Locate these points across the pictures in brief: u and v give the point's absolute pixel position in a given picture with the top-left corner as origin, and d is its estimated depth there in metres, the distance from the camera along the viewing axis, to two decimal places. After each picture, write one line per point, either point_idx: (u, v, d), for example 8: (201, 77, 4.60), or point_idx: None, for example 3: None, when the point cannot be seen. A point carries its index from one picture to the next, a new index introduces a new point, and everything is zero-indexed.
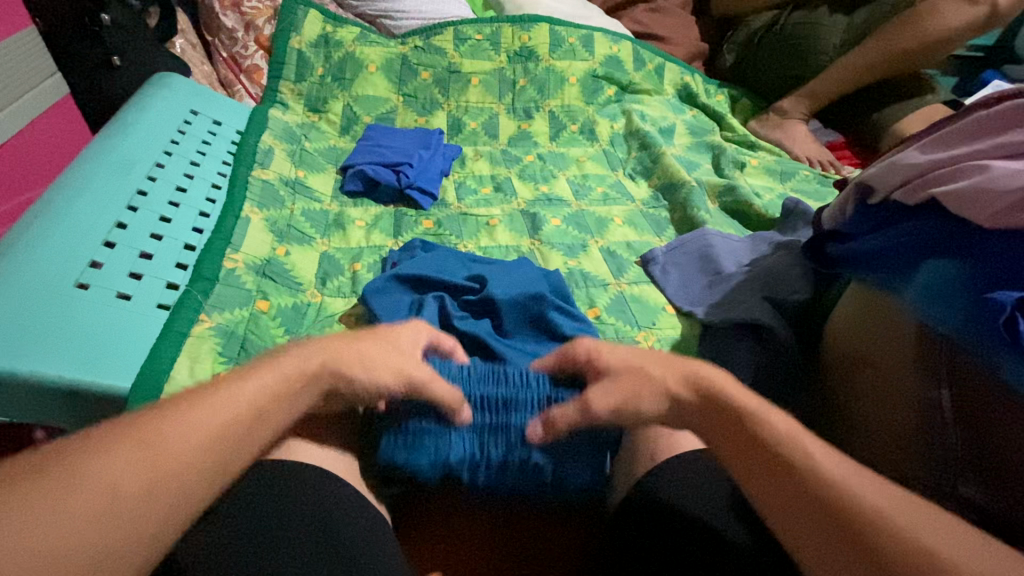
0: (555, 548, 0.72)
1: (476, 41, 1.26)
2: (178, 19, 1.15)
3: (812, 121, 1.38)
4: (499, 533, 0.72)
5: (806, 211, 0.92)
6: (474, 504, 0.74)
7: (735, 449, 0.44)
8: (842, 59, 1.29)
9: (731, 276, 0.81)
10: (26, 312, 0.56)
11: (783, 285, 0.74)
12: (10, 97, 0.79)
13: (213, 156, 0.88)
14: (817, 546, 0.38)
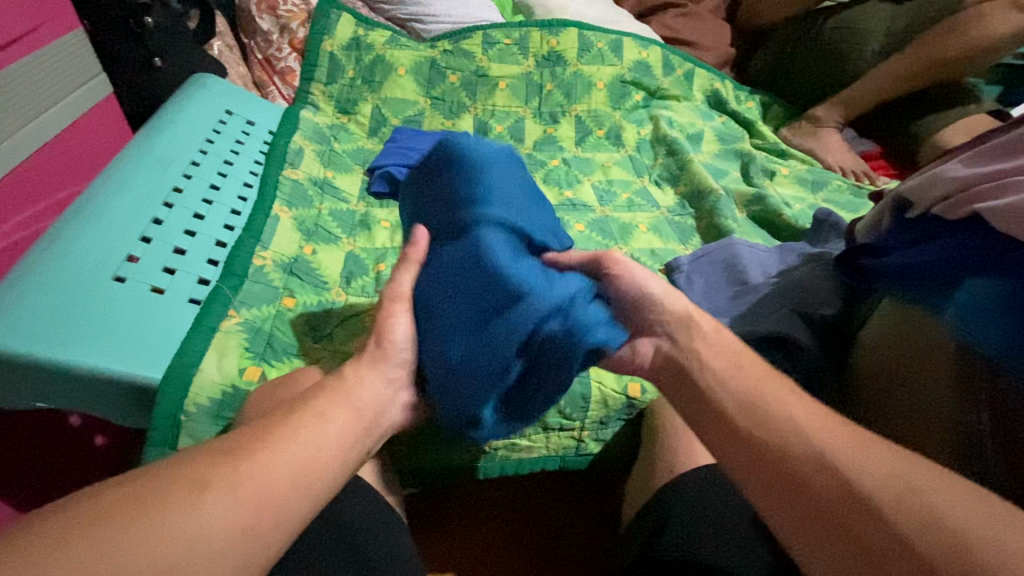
0: (570, 558, 0.72)
1: (504, 45, 1.26)
2: (217, 22, 1.19)
3: (848, 129, 1.34)
4: (514, 540, 0.72)
5: (838, 222, 0.89)
6: (489, 510, 0.75)
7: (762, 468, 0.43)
8: (880, 66, 1.26)
9: (760, 287, 0.80)
10: (67, 303, 0.59)
11: (814, 298, 0.72)
12: (55, 97, 0.82)
13: (246, 156, 0.90)
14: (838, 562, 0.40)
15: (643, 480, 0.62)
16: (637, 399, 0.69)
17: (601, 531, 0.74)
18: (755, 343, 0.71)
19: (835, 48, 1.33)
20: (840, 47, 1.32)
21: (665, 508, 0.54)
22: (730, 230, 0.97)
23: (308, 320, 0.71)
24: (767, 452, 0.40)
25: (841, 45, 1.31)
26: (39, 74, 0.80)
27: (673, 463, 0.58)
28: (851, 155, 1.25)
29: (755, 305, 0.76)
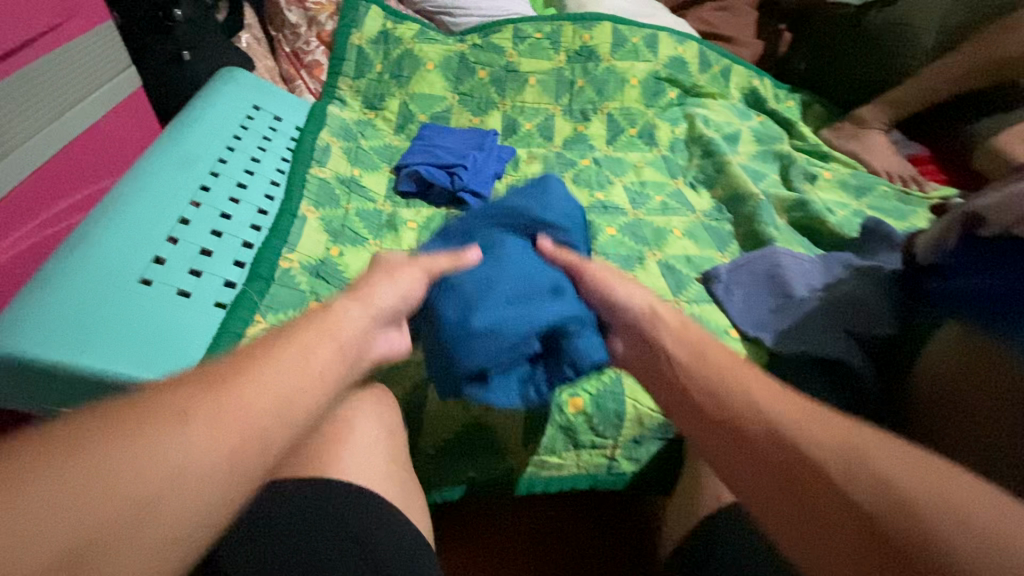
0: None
1: (536, 39, 1.22)
2: (245, 14, 1.17)
3: (894, 132, 1.27)
4: (541, 559, 0.70)
5: (889, 232, 0.85)
6: (515, 525, 0.73)
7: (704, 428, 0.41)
8: (931, 66, 1.18)
9: (804, 301, 0.75)
10: (94, 305, 0.57)
11: (864, 318, 0.67)
12: (85, 91, 0.81)
13: (273, 152, 0.88)
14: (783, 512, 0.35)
15: (684, 505, 0.59)
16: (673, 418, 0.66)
17: (633, 547, 0.72)
18: (802, 363, 0.68)
19: (882, 43, 1.23)
20: (889, 44, 1.22)
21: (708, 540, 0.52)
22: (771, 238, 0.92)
23: None
24: (749, 434, 0.38)
25: (889, 40, 1.22)
26: (69, 68, 0.79)
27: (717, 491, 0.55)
28: (899, 158, 1.18)
29: (799, 322, 0.72)
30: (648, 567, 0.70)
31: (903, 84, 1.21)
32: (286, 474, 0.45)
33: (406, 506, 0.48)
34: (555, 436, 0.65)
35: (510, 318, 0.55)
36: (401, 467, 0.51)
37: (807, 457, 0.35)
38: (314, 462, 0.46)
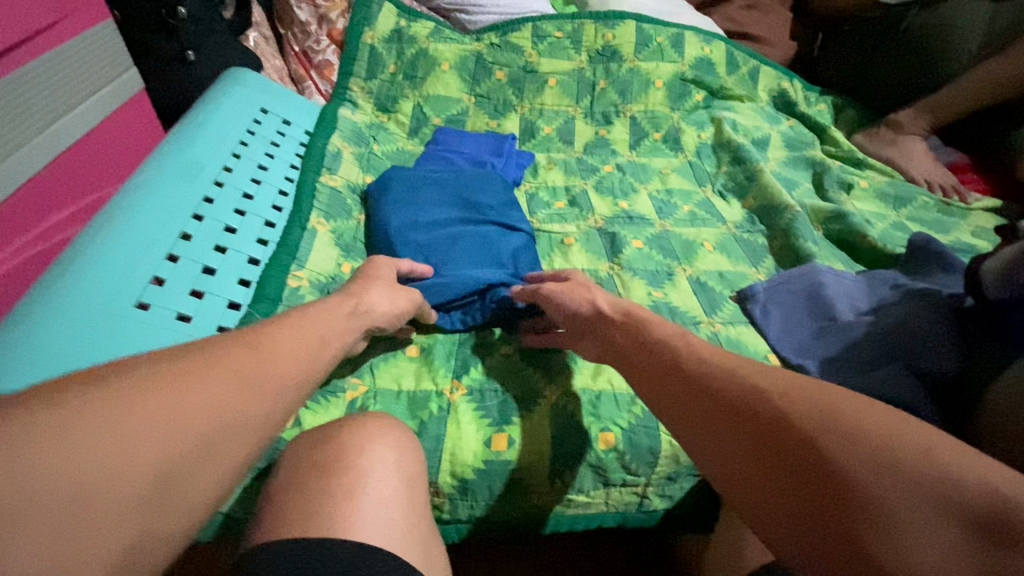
0: None
1: (556, 39, 1.16)
2: (253, 11, 1.12)
3: (933, 138, 1.20)
4: None
5: (940, 251, 0.79)
6: (534, 561, 0.68)
7: (690, 415, 0.42)
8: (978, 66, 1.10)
9: (851, 327, 0.69)
10: (86, 332, 0.52)
11: (922, 351, 0.61)
12: (83, 94, 0.77)
13: (282, 159, 0.83)
14: (758, 487, 0.35)
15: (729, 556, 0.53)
16: None
17: None
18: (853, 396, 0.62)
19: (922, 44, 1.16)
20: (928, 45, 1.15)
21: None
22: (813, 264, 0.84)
23: None
24: (737, 407, 0.39)
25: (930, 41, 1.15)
26: (65, 68, 0.74)
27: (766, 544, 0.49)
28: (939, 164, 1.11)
29: (851, 353, 0.66)
30: None
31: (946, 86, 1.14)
32: (290, 532, 0.40)
33: (425, 563, 0.43)
34: (584, 475, 0.60)
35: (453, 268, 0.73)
36: (418, 517, 0.46)
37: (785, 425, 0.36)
38: (321, 518, 0.41)
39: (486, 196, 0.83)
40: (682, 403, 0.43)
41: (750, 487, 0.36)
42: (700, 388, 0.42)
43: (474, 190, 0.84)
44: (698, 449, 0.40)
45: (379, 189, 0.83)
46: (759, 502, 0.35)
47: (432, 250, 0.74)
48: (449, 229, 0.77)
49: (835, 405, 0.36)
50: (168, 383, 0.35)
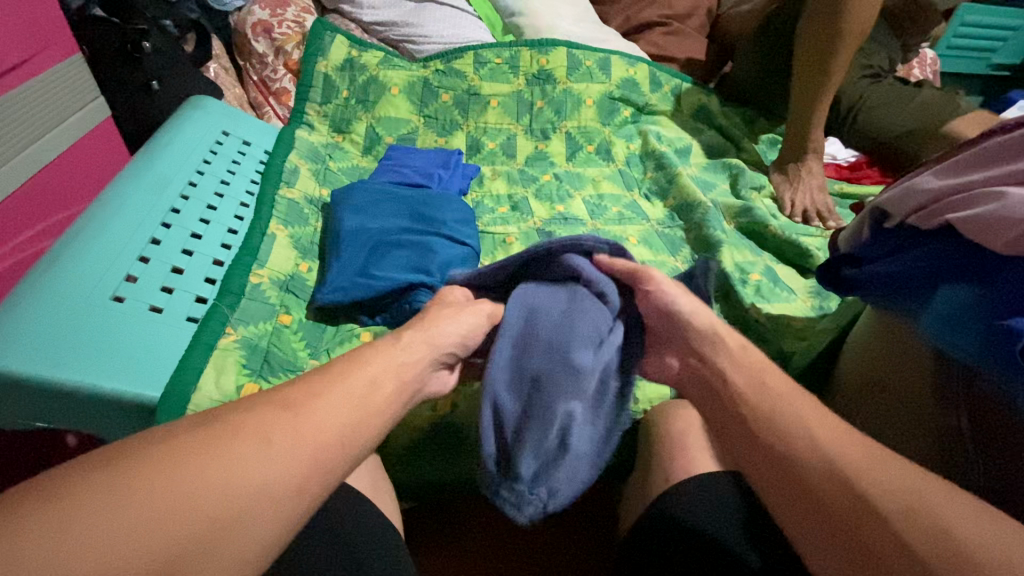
0: (564, 552, 0.76)
1: (495, 64, 1.28)
2: (213, 45, 1.21)
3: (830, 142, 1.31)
4: (510, 535, 0.77)
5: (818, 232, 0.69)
6: (483, 507, 0.79)
7: (735, 412, 0.42)
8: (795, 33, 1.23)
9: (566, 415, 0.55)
10: (69, 324, 0.60)
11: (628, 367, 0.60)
12: (56, 120, 0.84)
13: (243, 175, 0.91)
14: (797, 514, 0.36)
15: (640, 488, 0.62)
16: (632, 410, 0.70)
17: (595, 535, 0.77)
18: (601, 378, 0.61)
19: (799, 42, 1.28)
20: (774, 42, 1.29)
21: (668, 515, 0.54)
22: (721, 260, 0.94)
23: (305, 336, 0.73)
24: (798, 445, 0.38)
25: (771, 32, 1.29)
26: (38, 99, 0.81)
27: (667, 473, 0.59)
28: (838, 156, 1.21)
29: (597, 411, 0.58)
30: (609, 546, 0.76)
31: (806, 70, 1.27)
32: None
33: (372, 492, 0.55)
34: None
35: (387, 274, 0.77)
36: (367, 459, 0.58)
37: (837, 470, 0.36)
38: None
39: (441, 207, 0.89)
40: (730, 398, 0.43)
41: (794, 509, 0.36)
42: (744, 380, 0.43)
43: (432, 201, 0.90)
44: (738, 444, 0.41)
45: (338, 198, 0.89)
46: (802, 530, 0.36)
47: (377, 256, 0.80)
48: (397, 238, 0.82)
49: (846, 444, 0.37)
50: (274, 403, 0.39)
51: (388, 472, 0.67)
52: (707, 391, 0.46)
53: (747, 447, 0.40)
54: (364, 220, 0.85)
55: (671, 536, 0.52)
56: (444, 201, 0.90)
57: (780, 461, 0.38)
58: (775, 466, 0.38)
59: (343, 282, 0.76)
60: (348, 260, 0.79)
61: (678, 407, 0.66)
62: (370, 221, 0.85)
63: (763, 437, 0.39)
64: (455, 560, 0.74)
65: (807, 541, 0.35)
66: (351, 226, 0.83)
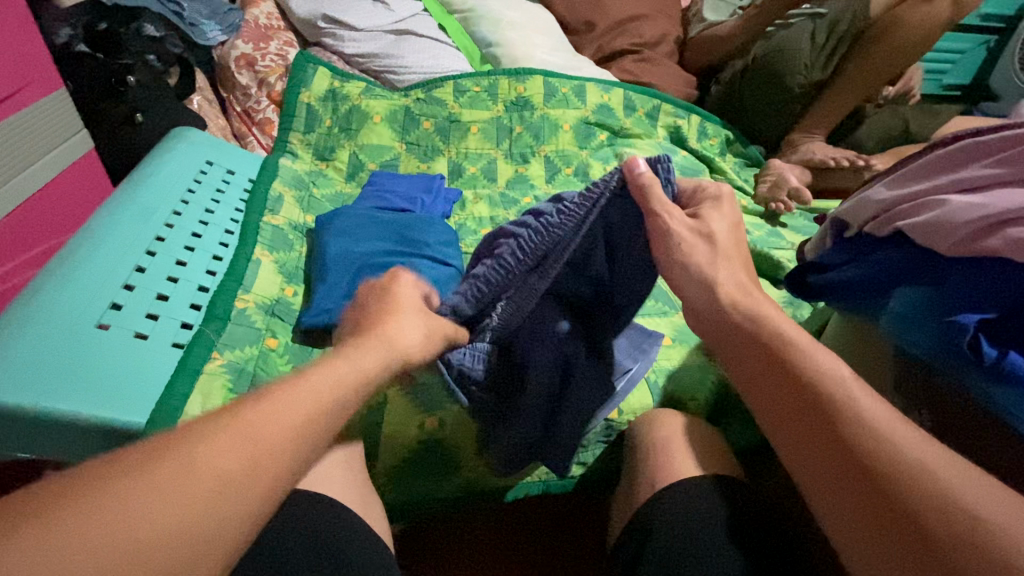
0: (554, 559, 0.76)
1: (474, 92, 1.32)
2: (197, 78, 1.24)
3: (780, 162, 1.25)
4: (500, 545, 0.77)
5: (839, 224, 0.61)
6: (473, 519, 0.79)
7: (759, 385, 0.44)
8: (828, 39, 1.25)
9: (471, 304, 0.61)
10: (54, 351, 0.60)
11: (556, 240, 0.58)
12: (41, 151, 0.85)
13: (227, 204, 0.93)
14: (819, 481, 0.38)
15: (628, 496, 0.63)
16: (615, 422, 0.70)
17: (587, 548, 0.77)
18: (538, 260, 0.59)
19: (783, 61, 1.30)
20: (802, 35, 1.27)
21: (661, 520, 0.55)
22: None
23: (291, 359, 0.74)
24: (837, 419, 0.39)
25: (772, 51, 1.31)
26: (24, 129, 0.82)
27: (654, 478, 0.60)
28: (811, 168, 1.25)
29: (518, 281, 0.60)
30: (597, 553, 0.77)
31: (851, 62, 1.26)
32: None
33: (362, 508, 0.55)
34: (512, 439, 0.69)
35: None
36: (354, 475, 0.57)
37: (867, 434, 0.37)
38: None
39: (428, 230, 0.90)
40: (761, 372, 0.44)
41: (817, 480, 0.38)
42: (777, 348, 0.44)
43: (419, 224, 0.91)
44: (761, 409, 0.43)
45: (323, 224, 0.91)
46: (823, 495, 0.38)
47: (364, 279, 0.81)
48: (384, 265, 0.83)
49: (876, 405, 0.39)
50: None
51: (378, 486, 0.67)
52: (742, 343, 0.46)
53: (775, 419, 0.42)
54: (349, 246, 0.86)
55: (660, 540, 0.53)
56: (428, 227, 0.91)
57: (831, 439, 0.38)
58: (812, 439, 0.39)
59: (328, 303, 0.77)
60: (339, 282, 0.81)
61: (661, 416, 0.67)
62: (356, 245, 0.86)
63: (805, 397, 0.41)
64: (448, 570, 0.74)
65: (828, 509, 0.38)
66: (336, 251, 0.85)
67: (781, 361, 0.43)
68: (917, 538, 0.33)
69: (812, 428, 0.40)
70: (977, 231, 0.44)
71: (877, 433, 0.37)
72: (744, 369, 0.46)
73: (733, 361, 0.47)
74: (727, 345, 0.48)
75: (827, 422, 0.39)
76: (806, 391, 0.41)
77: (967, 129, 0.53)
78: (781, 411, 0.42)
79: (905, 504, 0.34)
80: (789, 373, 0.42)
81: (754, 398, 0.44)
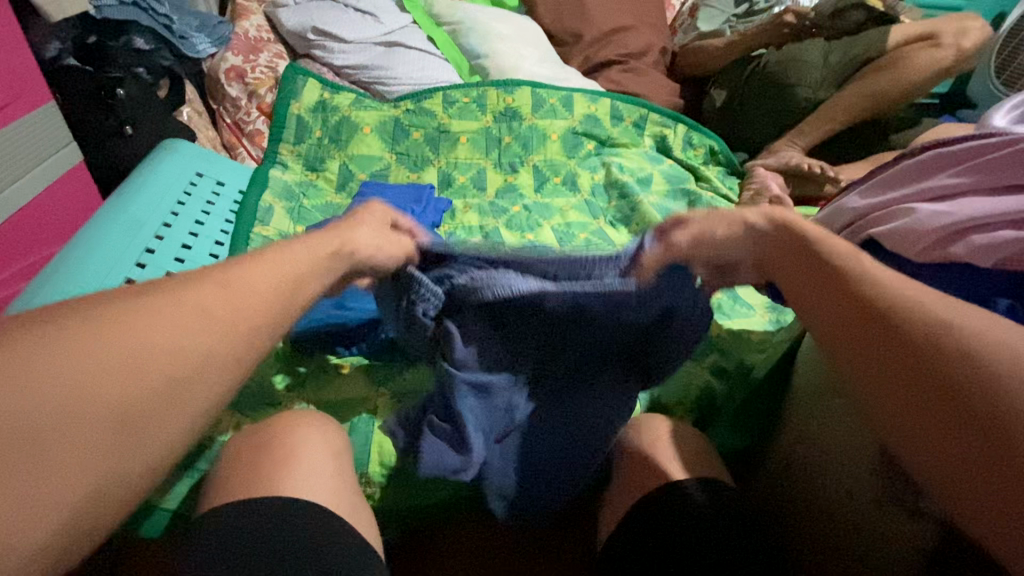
0: (543, 564, 0.77)
1: (463, 103, 1.33)
2: (187, 90, 1.25)
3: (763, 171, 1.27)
4: (489, 550, 0.78)
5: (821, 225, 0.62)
6: (462, 526, 0.79)
7: (818, 301, 0.44)
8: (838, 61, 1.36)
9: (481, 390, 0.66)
10: None
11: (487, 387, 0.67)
12: (30, 163, 0.86)
13: (217, 215, 0.93)
14: (883, 385, 0.38)
15: (616, 499, 0.64)
16: None
17: (576, 552, 0.78)
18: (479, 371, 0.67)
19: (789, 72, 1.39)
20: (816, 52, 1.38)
21: (649, 522, 0.56)
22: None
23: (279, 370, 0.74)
24: (898, 324, 0.39)
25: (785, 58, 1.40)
26: (14, 141, 0.83)
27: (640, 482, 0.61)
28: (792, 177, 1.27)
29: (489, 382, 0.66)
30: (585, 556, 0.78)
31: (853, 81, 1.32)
32: (247, 493, 0.52)
33: (350, 513, 0.56)
34: None
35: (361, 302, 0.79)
36: (341, 480, 0.58)
37: (930, 334, 0.37)
38: (268, 481, 0.53)
39: None
40: (818, 289, 0.45)
41: (880, 383, 0.39)
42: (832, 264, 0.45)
43: None
44: (819, 322, 0.44)
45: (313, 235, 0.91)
46: (886, 397, 0.38)
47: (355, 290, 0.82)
48: None
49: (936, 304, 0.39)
50: None
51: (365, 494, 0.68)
52: (804, 265, 0.47)
53: (836, 329, 0.42)
54: None
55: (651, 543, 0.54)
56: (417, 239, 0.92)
57: (894, 340, 0.38)
58: (872, 344, 0.39)
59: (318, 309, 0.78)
60: None
61: (648, 422, 0.69)
62: None
63: (863, 305, 0.41)
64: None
65: (891, 410, 0.38)
66: None
67: (838, 276, 0.44)
68: (989, 427, 0.33)
69: (873, 332, 0.40)
70: (941, 238, 0.47)
71: (942, 329, 0.37)
72: (800, 293, 0.47)
73: (799, 292, 0.47)
74: (785, 272, 0.49)
75: (889, 325, 0.39)
76: (865, 300, 0.41)
77: (937, 139, 0.55)
78: (839, 322, 0.42)
79: (974, 396, 0.34)
80: (847, 286, 0.43)
81: (810, 315, 0.45)
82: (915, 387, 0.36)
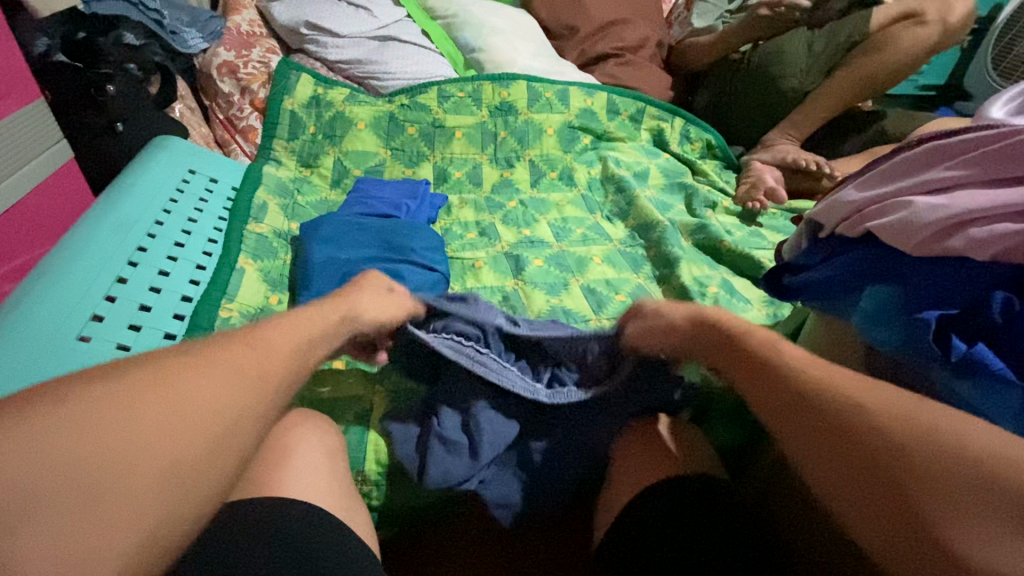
0: (541, 558, 0.78)
1: (459, 98, 1.31)
2: (178, 86, 1.24)
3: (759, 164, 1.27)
4: (488, 545, 0.78)
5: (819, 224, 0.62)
6: (460, 521, 0.79)
7: (752, 385, 0.48)
8: (820, 48, 1.33)
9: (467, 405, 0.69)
10: (34, 364, 0.60)
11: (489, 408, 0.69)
12: (20, 162, 0.85)
13: (210, 213, 0.92)
14: (817, 460, 0.41)
15: (614, 494, 0.64)
16: None
17: (574, 546, 0.78)
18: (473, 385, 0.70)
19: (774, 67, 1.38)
20: (801, 43, 1.35)
21: (646, 518, 0.56)
22: (680, 275, 0.99)
23: None
24: (816, 401, 0.43)
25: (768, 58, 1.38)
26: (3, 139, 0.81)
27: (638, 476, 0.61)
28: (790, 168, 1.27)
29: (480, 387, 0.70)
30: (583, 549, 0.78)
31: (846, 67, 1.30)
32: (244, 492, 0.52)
33: (346, 511, 0.55)
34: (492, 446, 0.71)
35: None
36: (338, 478, 0.58)
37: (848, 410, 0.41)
38: (264, 480, 0.53)
39: (413, 237, 0.91)
40: (751, 373, 0.49)
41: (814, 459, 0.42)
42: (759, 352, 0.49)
43: (405, 230, 0.92)
44: (755, 402, 0.48)
45: (307, 231, 0.90)
46: (823, 474, 0.41)
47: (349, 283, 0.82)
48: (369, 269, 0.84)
49: (846, 379, 0.43)
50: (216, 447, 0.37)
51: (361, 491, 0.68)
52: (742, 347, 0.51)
53: (770, 410, 0.46)
54: (334, 251, 0.86)
55: (649, 540, 0.54)
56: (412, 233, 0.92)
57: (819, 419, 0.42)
58: (801, 424, 0.43)
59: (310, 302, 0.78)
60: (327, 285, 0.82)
61: (645, 416, 0.69)
62: (340, 250, 0.87)
63: (790, 387, 0.45)
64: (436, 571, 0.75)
65: (829, 485, 0.40)
66: (321, 257, 0.85)
67: (766, 362, 0.48)
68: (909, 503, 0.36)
69: (800, 413, 0.43)
70: (941, 230, 0.46)
71: (854, 407, 0.41)
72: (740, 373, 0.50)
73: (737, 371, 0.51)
74: (724, 352, 0.53)
75: (809, 407, 0.43)
76: (789, 385, 0.45)
77: (934, 130, 0.55)
78: (771, 406, 0.46)
79: (893, 473, 0.37)
80: (773, 370, 0.47)
81: (748, 396, 0.49)
82: (850, 466, 0.39)
